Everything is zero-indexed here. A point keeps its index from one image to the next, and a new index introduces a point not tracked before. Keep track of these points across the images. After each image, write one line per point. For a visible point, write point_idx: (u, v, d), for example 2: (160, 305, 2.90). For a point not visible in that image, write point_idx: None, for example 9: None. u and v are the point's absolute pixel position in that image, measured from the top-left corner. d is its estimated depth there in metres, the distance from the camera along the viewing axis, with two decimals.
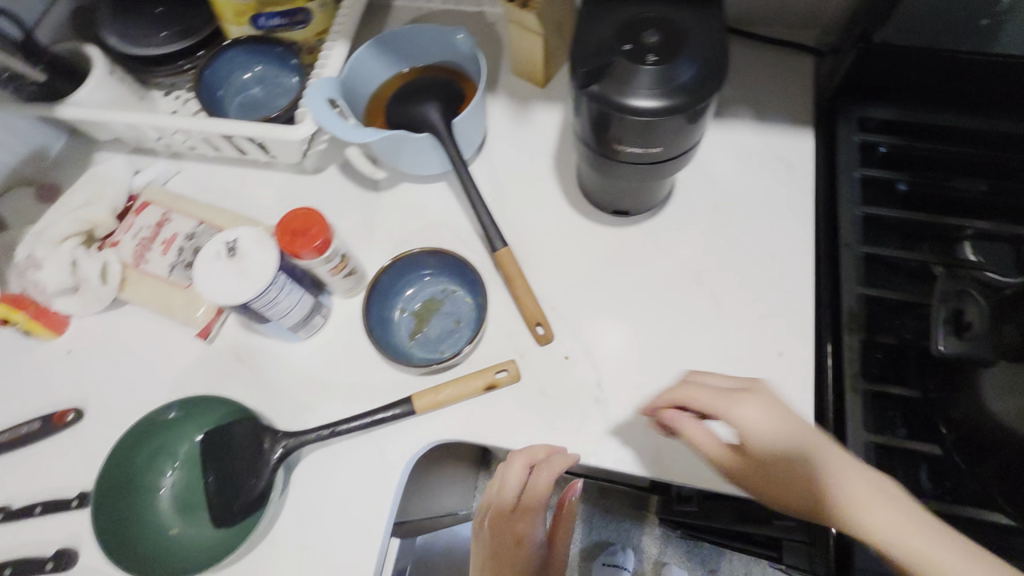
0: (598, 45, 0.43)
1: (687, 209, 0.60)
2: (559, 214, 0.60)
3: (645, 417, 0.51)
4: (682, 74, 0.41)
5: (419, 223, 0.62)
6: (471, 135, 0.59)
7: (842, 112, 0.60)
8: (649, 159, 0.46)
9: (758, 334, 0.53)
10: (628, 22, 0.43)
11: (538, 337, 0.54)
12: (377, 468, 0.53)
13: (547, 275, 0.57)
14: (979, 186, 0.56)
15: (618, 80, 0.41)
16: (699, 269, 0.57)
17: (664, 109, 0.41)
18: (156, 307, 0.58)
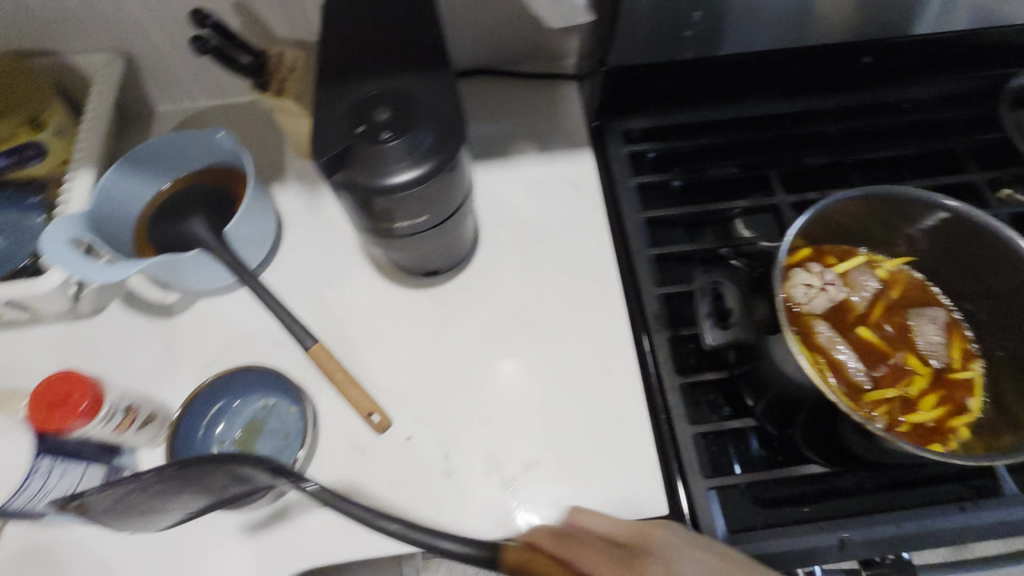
0: (331, 135, 0.40)
1: (495, 255, 0.62)
2: (374, 290, 0.59)
3: (497, 474, 0.52)
4: (421, 145, 0.40)
5: (224, 340, 0.57)
6: (255, 235, 0.55)
7: (608, 129, 0.65)
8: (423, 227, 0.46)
9: (585, 354, 0.56)
10: (358, 101, 0.41)
11: (373, 426, 0.52)
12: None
13: (375, 356, 0.56)
14: (732, 168, 0.63)
15: (359, 163, 0.40)
16: (517, 309, 0.59)
17: (412, 183, 0.40)
18: None
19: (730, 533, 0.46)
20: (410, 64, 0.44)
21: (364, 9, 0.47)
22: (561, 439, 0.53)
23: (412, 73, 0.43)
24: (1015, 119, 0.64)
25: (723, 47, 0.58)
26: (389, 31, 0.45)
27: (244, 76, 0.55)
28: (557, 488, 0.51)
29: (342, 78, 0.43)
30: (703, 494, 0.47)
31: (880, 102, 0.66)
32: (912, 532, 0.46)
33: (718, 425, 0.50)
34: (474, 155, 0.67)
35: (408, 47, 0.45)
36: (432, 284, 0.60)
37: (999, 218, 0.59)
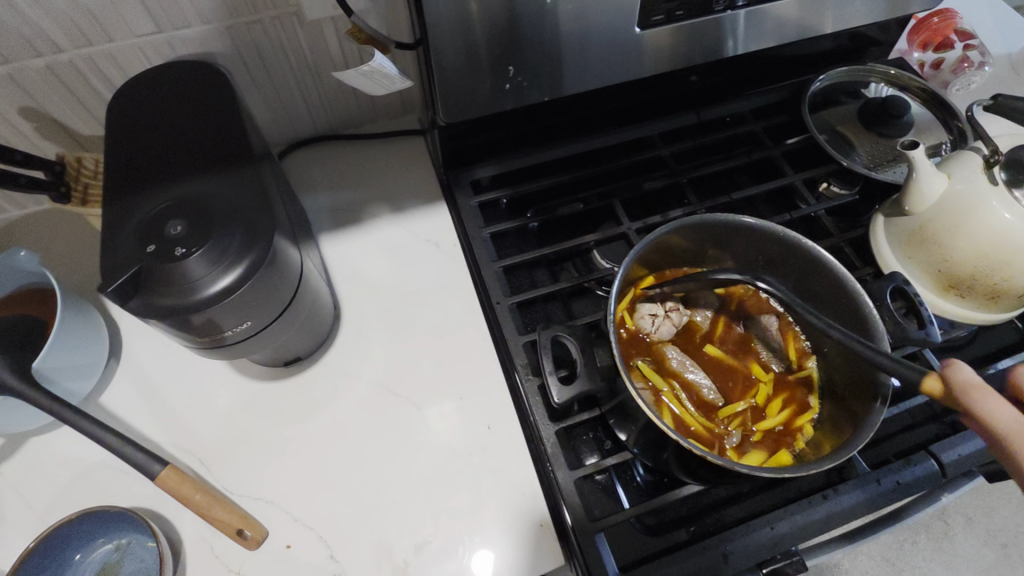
0: (122, 258, 0.38)
1: (361, 329, 0.60)
2: (234, 389, 0.56)
3: (388, 563, 0.49)
4: (225, 251, 0.39)
5: (64, 480, 0.51)
6: (75, 360, 0.51)
7: (456, 182, 0.65)
8: (251, 332, 0.43)
9: (465, 415, 0.55)
10: (148, 218, 0.40)
11: (245, 543, 0.48)
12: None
13: (243, 462, 0.53)
14: (579, 203, 0.65)
15: (152, 284, 0.38)
16: (390, 380, 0.57)
17: (221, 293, 0.38)
18: None
19: (623, 574, 0.46)
20: (209, 167, 0.43)
21: (156, 114, 0.46)
22: (451, 510, 0.51)
23: (210, 177, 0.42)
24: (818, 120, 0.71)
25: (545, 92, 0.61)
26: (186, 136, 0.44)
27: (42, 190, 0.52)
28: (453, 563, 0.49)
29: (136, 189, 0.42)
30: (593, 539, 0.47)
31: (704, 120, 0.72)
32: (785, 532, 0.48)
33: (598, 464, 0.50)
34: (327, 226, 0.65)
35: (211, 148, 0.44)
36: (296, 371, 0.57)
37: (819, 213, 0.64)
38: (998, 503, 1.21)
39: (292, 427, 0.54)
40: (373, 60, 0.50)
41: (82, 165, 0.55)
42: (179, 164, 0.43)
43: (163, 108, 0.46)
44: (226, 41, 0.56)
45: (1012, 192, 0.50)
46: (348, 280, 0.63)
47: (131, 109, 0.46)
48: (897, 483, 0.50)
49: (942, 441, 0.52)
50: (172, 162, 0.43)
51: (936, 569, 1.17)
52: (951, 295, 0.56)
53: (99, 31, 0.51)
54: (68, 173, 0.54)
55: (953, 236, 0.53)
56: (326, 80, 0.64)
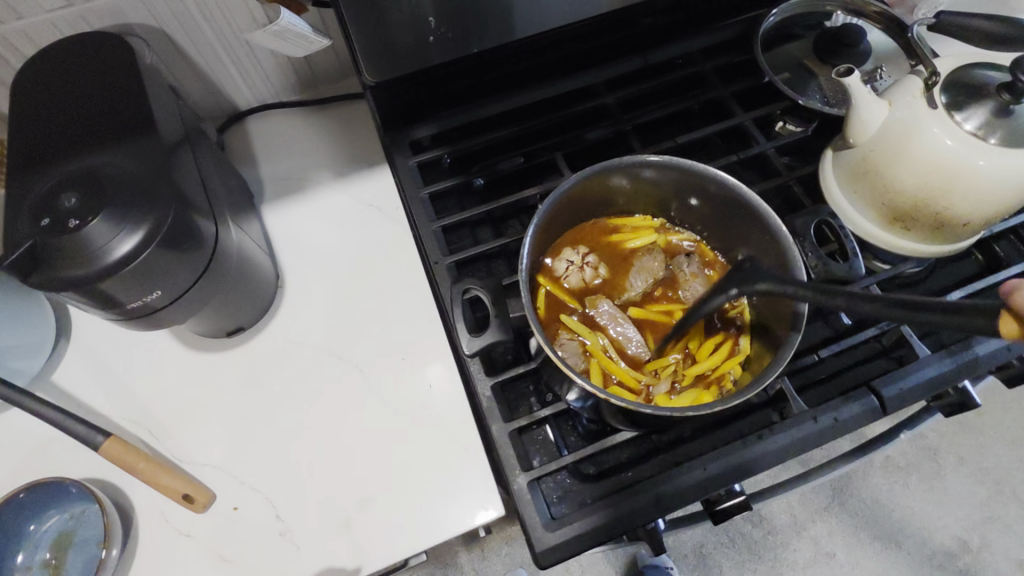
0: (20, 236, 0.39)
1: (305, 296, 0.60)
2: (183, 362, 0.57)
3: (333, 518, 0.50)
4: (120, 223, 0.39)
5: (20, 455, 0.52)
6: (12, 341, 0.52)
7: (395, 143, 0.64)
8: (160, 307, 0.43)
9: (413, 374, 0.56)
10: (45, 193, 0.40)
11: (191, 507, 0.49)
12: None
13: (191, 431, 0.54)
14: (518, 157, 0.64)
15: (46, 259, 0.38)
16: (335, 346, 0.58)
17: (115, 266, 0.38)
18: None
19: (554, 520, 0.47)
20: (109, 140, 0.42)
21: (59, 90, 0.45)
22: (392, 467, 0.52)
23: (109, 149, 0.42)
24: (772, 57, 0.68)
25: (477, 42, 0.59)
26: (86, 108, 0.44)
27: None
28: (397, 518, 0.50)
29: (37, 165, 0.42)
30: (526, 488, 0.48)
31: (653, 63, 0.69)
32: (717, 472, 0.49)
33: (532, 416, 0.50)
34: (269, 195, 0.65)
35: (114, 116, 0.44)
36: (242, 341, 0.58)
37: (768, 152, 0.62)
38: (989, 442, 1.21)
39: (238, 395, 0.55)
40: (281, 19, 0.49)
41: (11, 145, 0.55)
42: (79, 138, 0.43)
43: (65, 83, 0.45)
44: (141, 11, 0.55)
45: (952, 116, 0.47)
46: (291, 250, 0.63)
47: (34, 87, 0.45)
48: (835, 420, 0.49)
49: (885, 375, 0.51)
50: (73, 135, 0.43)
51: (926, 508, 1.18)
52: (896, 228, 0.54)
53: (5, 7, 0.50)
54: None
55: (894, 166, 0.51)
56: (256, 47, 0.63)
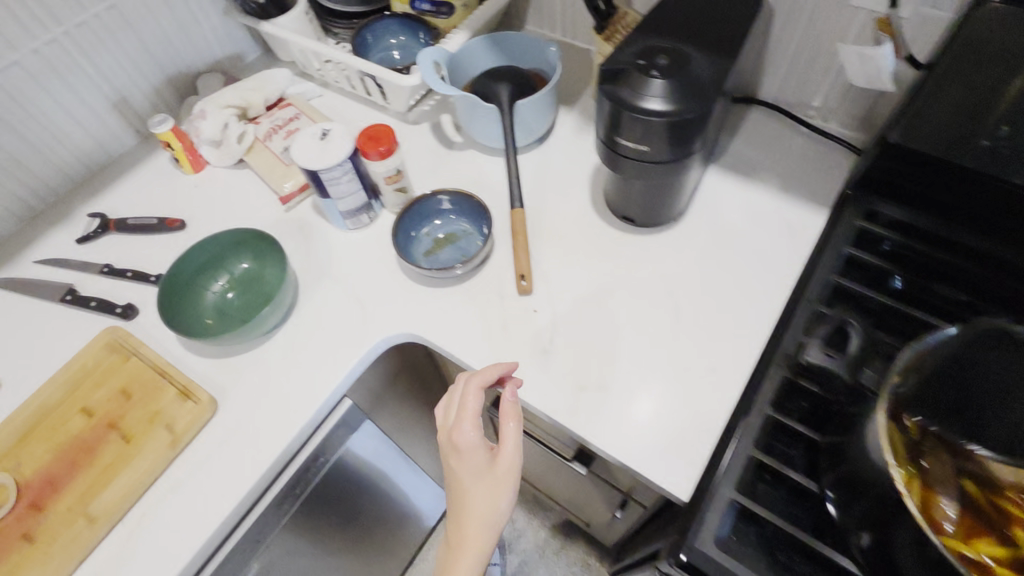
0: (618, 57, 0.55)
1: (686, 239, 0.69)
2: (580, 210, 0.72)
3: (572, 376, 0.59)
4: (670, 91, 0.52)
5: (470, 182, 0.76)
6: (530, 121, 0.72)
7: (852, 200, 0.64)
8: (630, 152, 0.56)
9: (705, 352, 0.60)
10: (649, 46, 0.55)
11: (519, 286, 0.65)
12: (353, 342, 0.64)
13: (548, 244, 0.69)
14: (962, 295, 0.56)
15: (620, 79, 0.53)
16: (677, 284, 0.65)
17: (641, 110, 0.52)
18: (266, 175, 0.77)
19: (724, 542, 0.47)
20: (702, 43, 0.55)
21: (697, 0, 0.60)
22: (636, 389, 0.58)
23: (698, 48, 0.55)
24: None
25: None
26: (707, 19, 0.58)
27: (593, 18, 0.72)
28: (609, 420, 0.57)
29: (653, 30, 0.57)
30: (723, 500, 0.48)
31: None
32: None
33: (779, 465, 0.48)
34: (722, 162, 0.74)
35: (710, 34, 0.56)
36: (622, 230, 0.70)
37: None
38: None
39: (592, 254, 0.68)
40: None
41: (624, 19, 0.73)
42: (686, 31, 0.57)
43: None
44: None
45: None
46: (704, 204, 0.71)
47: None
48: None
49: None
50: (685, 27, 0.57)
51: None
52: None
53: None
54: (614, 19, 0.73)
55: None
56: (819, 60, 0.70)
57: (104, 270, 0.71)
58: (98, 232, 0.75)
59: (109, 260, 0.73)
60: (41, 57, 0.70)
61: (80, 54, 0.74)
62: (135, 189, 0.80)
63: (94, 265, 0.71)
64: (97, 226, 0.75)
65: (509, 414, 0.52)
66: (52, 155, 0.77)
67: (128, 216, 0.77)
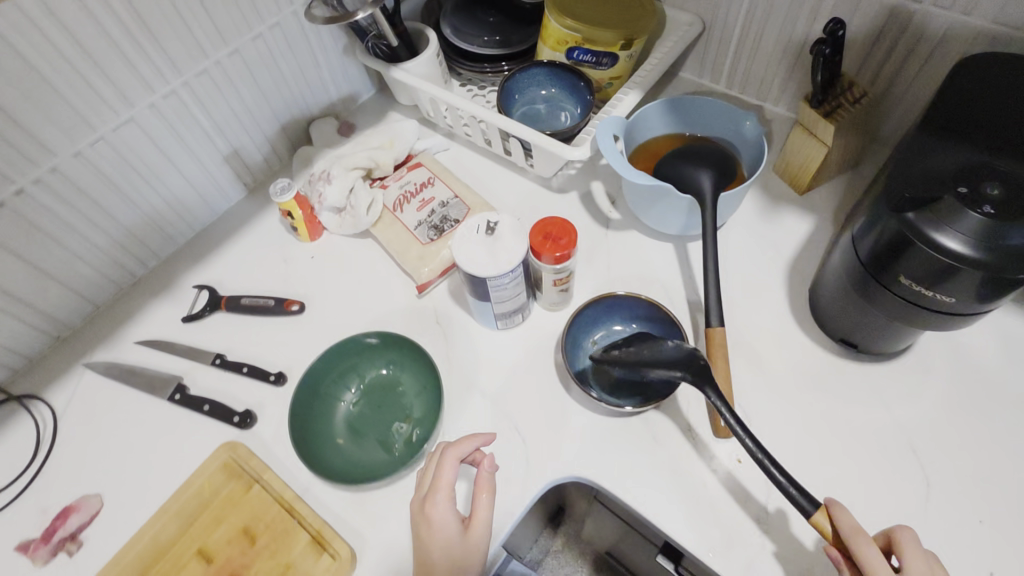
0: (919, 177, 0.43)
1: (917, 371, 0.56)
2: (778, 324, 0.60)
3: (797, 557, 0.49)
4: (1008, 235, 0.38)
5: (635, 272, 0.65)
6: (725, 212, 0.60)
7: None
8: (934, 304, 0.43)
9: (968, 538, 0.48)
10: (965, 165, 0.42)
11: (715, 429, 0.54)
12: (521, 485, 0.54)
13: (745, 371, 0.58)
14: None
15: (945, 220, 0.40)
16: (917, 436, 0.53)
17: (961, 255, 0.39)
18: (395, 251, 0.66)
19: None
20: None
21: (1003, 96, 0.46)
22: None
23: None
24: None
25: None
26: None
27: (814, 91, 0.57)
28: None
29: (954, 138, 0.45)
30: None
31: None
32: None
33: None
34: None
35: None
36: (835, 353, 0.58)
37: None
38: None
39: (803, 387, 0.57)
40: None
41: (849, 89, 0.59)
42: (1003, 144, 0.44)
43: (1014, 96, 0.46)
44: None
45: None
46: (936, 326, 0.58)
47: (981, 77, 0.47)
48: None
49: None
50: (999, 139, 0.44)
51: None
52: None
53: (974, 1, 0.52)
54: (837, 88, 0.58)
55: None
56: None
57: (217, 362, 0.61)
58: (206, 310, 0.65)
59: (220, 345, 0.63)
60: (157, 112, 0.60)
61: (198, 105, 0.63)
62: (245, 255, 0.70)
63: (205, 355, 0.62)
64: (207, 304, 0.65)
65: (482, 488, 0.48)
66: (158, 218, 0.67)
67: (240, 292, 0.67)
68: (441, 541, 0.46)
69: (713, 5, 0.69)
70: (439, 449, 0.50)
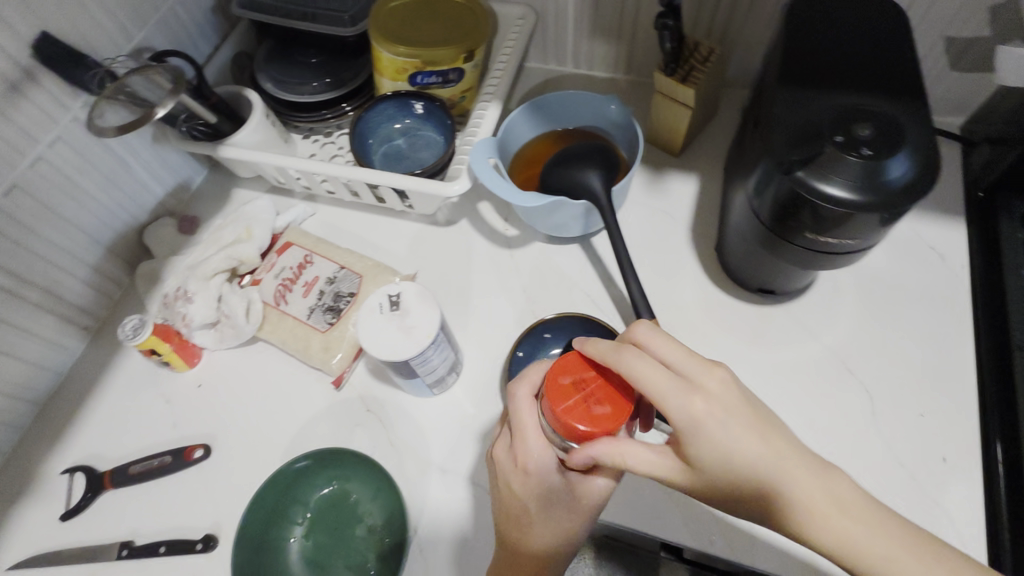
0: (802, 134, 0.43)
1: (830, 294, 0.58)
2: (699, 291, 0.60)
3: None
4: (886, 173, 0.40)
5: (550, 286, 0.62)
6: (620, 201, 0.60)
7: (1002, 207, 0.58)
8: (840, 248, 0.44)
9: (923, 437, 0.51)
10: (836, 112, 0.42)
11: None
12: None
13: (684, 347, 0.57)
14: None
15: (830, 169, 0.41)
16: (852, 357, 0.55)
17: (854, 203, 0.40)
18: (293, 349, 0.58)
19: None
20: (884, 90, 0.43)
21: (840, 27, 0.47)
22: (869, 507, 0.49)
23: (888, 97, 0.43)
24: None
25: None
26: (871, 54, 0.46)
27: (665, 61, 0.57)
28: None
29: (809, 82, 0.45)
30: None
31: None
32: None
33: None
34: None
35: (884, 74, 0.44)
36: (759, 302, 0.58)
37: None
38: None
39: (742, 345, 0.57)
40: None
41: (694, 50, 0.60)
42: (852, 77, 0.45)
43: (848, 25, 0.47)
44: None
45: None
46: None
47: (812, 15, 0.48)
48: None
49: None
50: (847, 72, 0.45)
51: None
52: None
53: None
54: (683, 52, 0.59)
55: None
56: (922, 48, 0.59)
57: (125, 554, 0.51)
58: (87, 496, 0.54)
59: (121, 532, 0.53)
60: None
61: None
62: (113, 412, 0.59)
63: (108, 549, 0.51)
64: (88, 489, 0.54)
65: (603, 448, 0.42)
66: None
67: (125, 458, 0.56)
68: (541, 496, 0.41)
69: None
70: (515, 396, 0.42)
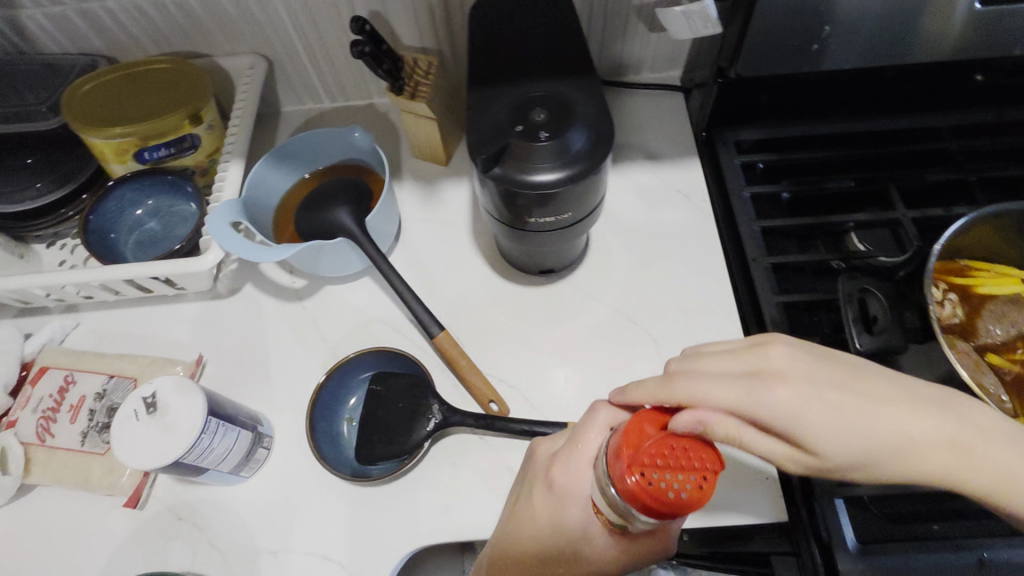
0: (492, 130, 0.45)
1: (604, 258, 0.63)
2: (490, 289, 0.62)
3: None
4: (568, 149, 0.43)
5: (347, 326, 0.61)
6: (387, 227, 0.60)
7: (719, 140, 0.65)
8: (567, 222, 0.47)
9: None
10: (516, 105, 0.45)
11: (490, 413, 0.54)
12: None
13: (487, 347, 0.59)
14: (849, 182, 0.61)
15: (519, 158, 0.43)
16: (632, 309, 0.60)
17: (549, 184, 0.42)
18: (74, 484, 0.52)
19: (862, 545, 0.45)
20: (555, 74, 0.47)
21: (512, 24, 0.51)
22: None
23: (558, 80, 0.47)
24: None
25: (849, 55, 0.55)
26: (541, 42, 0.49)
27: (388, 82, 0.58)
28: None
29: (491, 82, 0.48)
30: (833, 503, 0.46)
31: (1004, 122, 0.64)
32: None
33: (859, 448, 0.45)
34: None
35: (557, 59, 0.48)
36: (544, 283, 0.62)
37: None
38: None
39: (538, 328, 0.59)
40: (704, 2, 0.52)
41: (415, 65, 0.62)
42: (527, 68, 0.48)
43: (521, 19, 0.51)
44: None
45: None
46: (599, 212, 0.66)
47: (489, 16, 0.51)
48: None
49: None
50: (522, 64, 0.48)
51: None
52: None
53: None
54: (405, 70, 0.60)
55: None
56: (618, 22, 0.65)
57: None
58: None
59: None
60: None
61: None
62: None
63: None
64: None
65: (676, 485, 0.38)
66: None
67: None
68: (567, 490, 0.39)
69: (260, 40, 0.66)
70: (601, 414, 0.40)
